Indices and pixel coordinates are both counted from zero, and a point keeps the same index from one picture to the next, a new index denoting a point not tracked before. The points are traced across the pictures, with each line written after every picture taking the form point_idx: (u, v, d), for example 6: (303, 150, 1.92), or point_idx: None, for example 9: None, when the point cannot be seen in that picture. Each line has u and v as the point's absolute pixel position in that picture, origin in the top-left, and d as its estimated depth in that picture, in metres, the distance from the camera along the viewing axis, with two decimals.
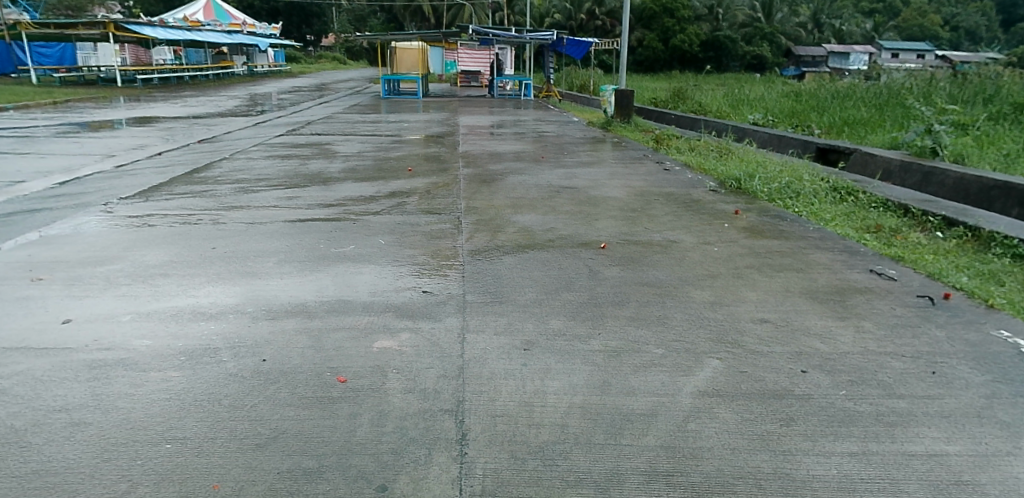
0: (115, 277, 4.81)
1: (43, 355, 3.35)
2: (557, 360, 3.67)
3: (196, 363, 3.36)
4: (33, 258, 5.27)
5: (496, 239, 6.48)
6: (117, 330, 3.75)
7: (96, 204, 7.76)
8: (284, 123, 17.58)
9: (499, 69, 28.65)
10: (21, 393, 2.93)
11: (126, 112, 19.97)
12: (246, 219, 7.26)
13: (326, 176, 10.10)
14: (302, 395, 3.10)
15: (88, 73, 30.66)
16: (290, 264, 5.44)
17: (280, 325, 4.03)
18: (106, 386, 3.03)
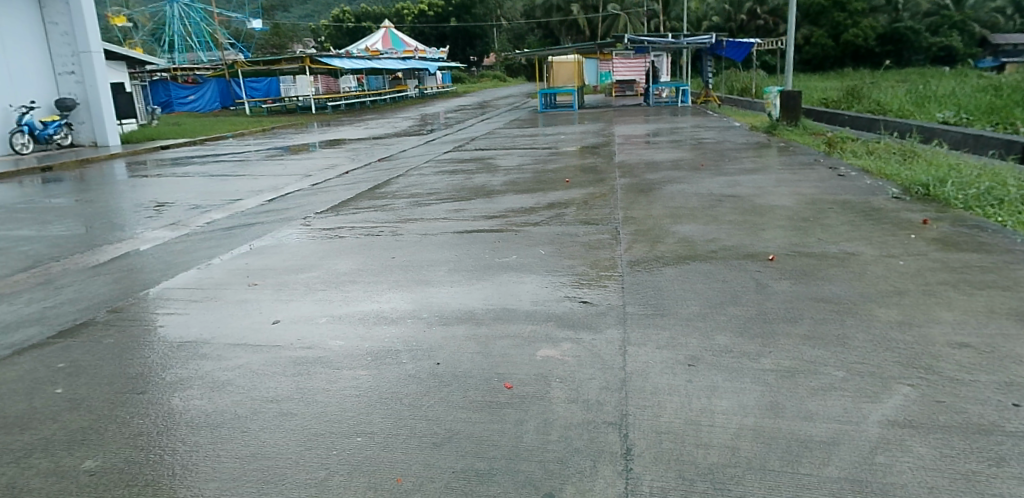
0: (313, 283, 5.38)
1: (258, 351, 3.82)
2: (725, 378, 3.53)
3: (382, 363, 3.66)
4: (249, 266, 6.05)
5: (656, 250, 6.37)
6: (315, 332, 4.17)
7: (296, 219, 8.72)
8: (451, 140, 18.61)
9: (655, 77, 28.24)
10: (241, 383, 3.35)
11: (317, 135, 22.23)
12: (420, 230, 7.77)
13: (490, 189, 10.53)
14: (473, 399, 3.26)
15: (288, 103, 34.48)
16: (459, 273, 5.75)
17: (451, 330, 4.26)
18: (308, 382, 3.39)
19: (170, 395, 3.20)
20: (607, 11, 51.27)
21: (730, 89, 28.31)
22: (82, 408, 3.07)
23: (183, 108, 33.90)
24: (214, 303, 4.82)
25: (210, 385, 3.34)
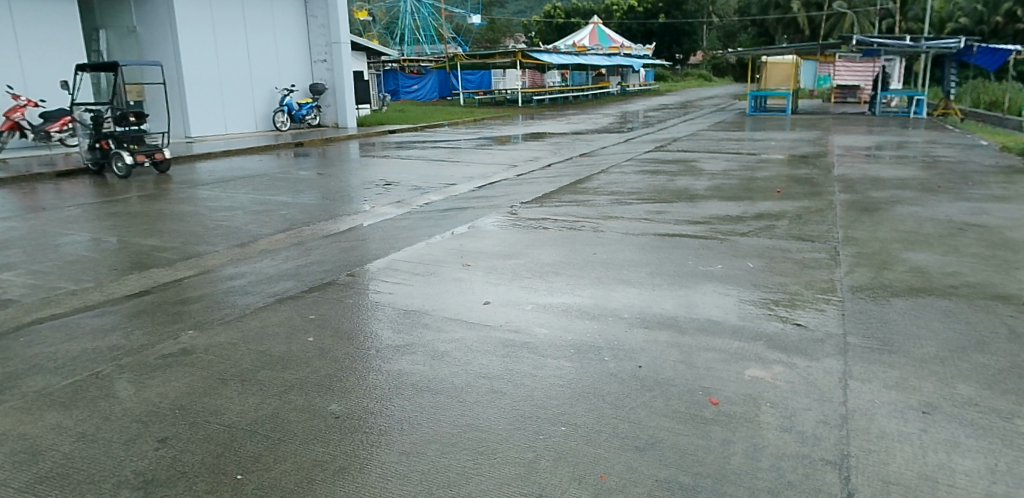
0: (520, 270, 5.61)
1: (472, 328, 4.07)
2: (968, 434, 3.07)
3: (585, 357, 3.71)
4: (462, 247, 6.47)
5: (881, 277, 5.73)
6: (521, 317, 4.35)
7: (503, 207, 9.15)
8: (653, 139, 18.31)
9: (885, 83, 25.41)
10: (457, 356, 3.59)
11: (524, 128, 23.06)
12: (621, 229, 7.74)
13: (693, 193, 10.19)
14: (676, 409, 3.18)
15: (497, 96, 36.12)
16: (661, 277, 5.63)
17: (654, 334, 4.19)
18: (516, 364, 3.54)
19: (398, 358, 3.53)
20: (832, 9, 46.87)
21: (977, 100, 24.61)
22: (329, 358, 3.50)
23: (407, 96, 37.49)
24: (433, 278, 5.21)
25: (430, 353, 3.62)
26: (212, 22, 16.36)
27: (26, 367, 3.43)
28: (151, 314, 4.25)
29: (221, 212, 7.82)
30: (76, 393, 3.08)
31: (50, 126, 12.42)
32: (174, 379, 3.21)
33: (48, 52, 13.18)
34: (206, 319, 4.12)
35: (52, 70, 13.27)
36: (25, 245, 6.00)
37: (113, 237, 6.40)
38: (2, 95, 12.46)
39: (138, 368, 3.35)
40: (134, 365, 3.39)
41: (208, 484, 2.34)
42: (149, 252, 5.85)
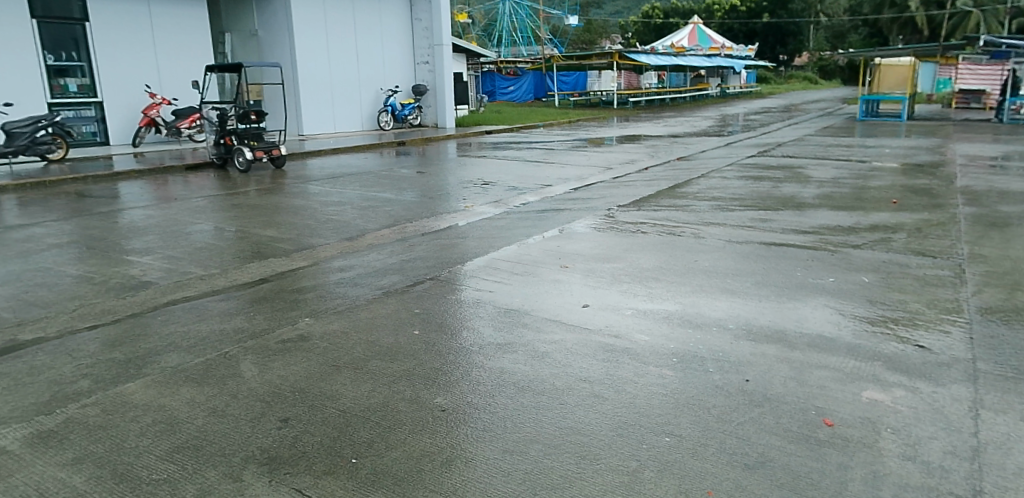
0: (619, 274, 5.54)
1: (572, 331, 4.06)
2: None
3: (688, 367, 3.62)
4: (560, 248, 6.47)
5: (1015, 299, 5.25)
6: (621, 322, 4.30)
7: (600, 209, 9.08)
8: (755, 144, 17.63)
9: (1017, 87, 23.33)
10: (558, 358, 3.59)
11: (620, 130, 22.78)
12: (723, 236, 7.49)
13: (799, 201, 9.72)
14: (787, 428, 3.03)
15: (593, 97, 35.84)
16: (768, 288, 5.40)
17: (761, 348, 4.02)
18: (617, 370, 3.50)
19: (500, 356, 3.58)
20: (955, 6, 43.14)
21: None
22: (434, 351, 3.61)
23: (503, 97, 37.85)
24: (531, 278, 5.24)
25: (531, 353, 3.65)
26: (325, 26, 17.18)
27: (165, 343, 3.75)
28: (270, 301, 4.53)
29: (331, 207, 8.20)
30: (208, 370, 3.34)
31: (180, 123, 13.62)
32: (293, 363, 3.42)
33: (181, 54, 14.27)
34: (320, 308, 4.35)
35: (184, 71, 14.36)
36: (160, 232, 6.53)
37: (236, 227, 6.85)
38: (140, 94, 13.74)
39: (261, 351, 3.58)
40: (257, 348, 3.63)
41: (325, 466, 2.48)
42: (267, 242, 6.22)
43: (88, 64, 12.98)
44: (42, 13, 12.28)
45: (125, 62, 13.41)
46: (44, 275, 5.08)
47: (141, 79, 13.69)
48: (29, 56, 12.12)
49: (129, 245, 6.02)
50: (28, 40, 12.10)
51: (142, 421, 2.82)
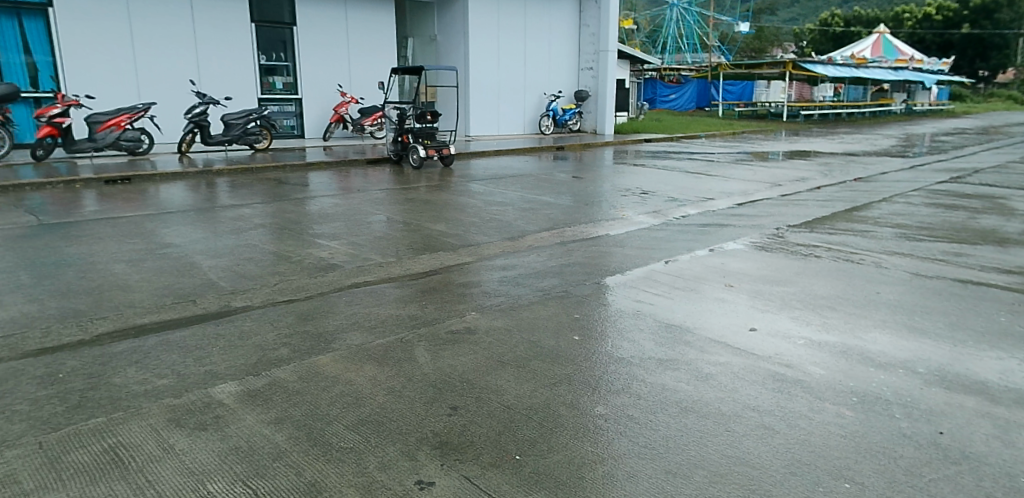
0: (790, 299, 5.22)
1: (738, 354, 3.89)
2: None
3: (869, 409, 3.32)
4: (725, 266, 6.22)
5: None
6: (793, 349, 4.05)
7: (768, 228, 8.61)
8: (949, 167, 15.81)
9: None
10: (723, 382, 3.46)
11: (790, 145, 21.43)
12: (910, 268, 6.80)
13: (1003, 236, 8.59)
14: (992, 493, 2.68)
15: (760, 109, 34.01)
16: (965, 331, 4.81)
17: (958, 398, 3.60)
18: (789, 402, 3.30)
19: (662, 372, 3.51)
20: None
21: None
22: (596, 358, 3.63)
23: (664, 105, 36.76)
24: (694, 294, 5.09)
25: (695, 373, 3.54)
26: (498, 31, 17.82)
27: (349, 322, 4.12)
28: (440, 292, 4.79)
29: (494, 207, 8.49)
30: (386, 352, 3.64)
31: (363, 120, 14.81)
32: (461, 354, 3.62)
33: (369, 56, 15.49)
34: (486, 303, 4.53)
35: (370, 72, 15.57)
36: (345, 220, 7.14)
37: (408, 220, 7.31)
38: (333, 93, 15.11)
39: (432, 339, 3.83)
40: (429, 336, 3.88)
41: (492, 459, 2.59)
42: (436, 236, 6.58)
43: (292, 64, 14.48)
44: (261, 18, 13.84)
45: (322, 63, 14.80)
46: (250, 251, 5.75)
47: (334, 79, 15.04)
48: (247, 57, 13.71)
49: (318, 230, 6.63)
50: (248, 42, 13.69)
51: (331, 393, 3.15)
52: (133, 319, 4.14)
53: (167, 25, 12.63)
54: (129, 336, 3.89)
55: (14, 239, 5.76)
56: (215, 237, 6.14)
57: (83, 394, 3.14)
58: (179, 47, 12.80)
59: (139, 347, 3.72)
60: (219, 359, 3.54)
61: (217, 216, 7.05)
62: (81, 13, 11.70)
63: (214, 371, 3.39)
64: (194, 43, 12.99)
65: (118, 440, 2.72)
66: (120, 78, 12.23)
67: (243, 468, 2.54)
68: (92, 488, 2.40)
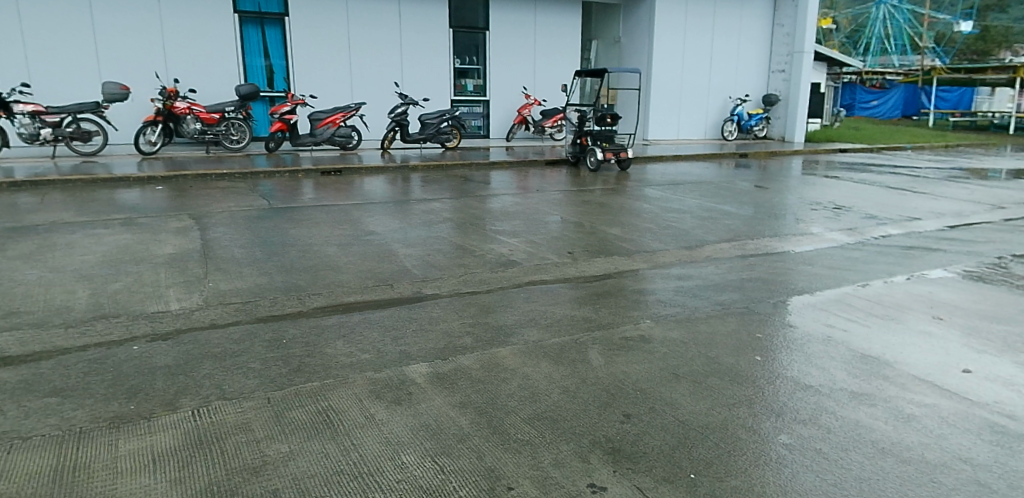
0: (1016, 340, 4.53)
1: (947, 397, 3.47)
2: None
3: None
4: (933, 296, 5.56)
5: None
6: (1018, 397, 3.52)
7: (989, 256, 7.55)
8: None
9: None
10: (929, 426, 3.11)
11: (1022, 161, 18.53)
12: None
13: None
14: None
15: (983, 119, 29.82)
16: None
17: None
18: (1012, 459, 2.88)
19: (855, 406, 3.25)
20: None
21: None
22: (780, 382, 3.44)
23: (863, 112, 33.62)
24: (894, 325, 4.62)
25: (894, 413, 3.22)
26: (685, 33, 17.38)
27: (527, 318, 4.30)
28: (614, 296, 4.81)
29: (671, 214, 8.31)
30: (562, 351, 3.75)
31: (545, 122, 15.21)
32: (636, 361, 3.61)
33: (554, 59, 15.92)
34: (661, 312, 4.48)
35: (554, 74, 15.99)
36: (524, 218, 7.40)
37: (585, 222, 7.40)
38: (518, 95, 15.69)
39: (607, 343, 3.87)
40: (604, 340, 3.92)
41: (666, 473, 2.58)
42: (612, 240, 6.60)
43: (482, 67, 15.24)
44: (458, 23, 14.71)
45: (509, 65, 15.42)
46: (438, 242, 6.17)
47: (520, 82, 15.62)
48: (443, 60, 14.64)
49: (499, 226, 6.95)
50: (446, 46, 14.61)
51: (510, 385, 3.33)
52: (341, 297, 4.65)
53: (376, 31, 13.80)
54: (337, 312, 4.38)
55: (249, 219, 6.69)
56: (409, 228, 6.67)
57: (302, 360, 3.62)
58: (385, 52, 13.98)
59: (346, 322, 4.19)
60: (411, 341, 3.90)
61: (410, 208, 7.64)
62: (308, 21, 13.18)
63: (407, 351, 3.74)
64: (398, 47, 14.10)
65: (329, 404, 3.12)
66: (335, 79, 13.62)
67: (432, 445, 2.78)
68: (308, 444, 2.78)
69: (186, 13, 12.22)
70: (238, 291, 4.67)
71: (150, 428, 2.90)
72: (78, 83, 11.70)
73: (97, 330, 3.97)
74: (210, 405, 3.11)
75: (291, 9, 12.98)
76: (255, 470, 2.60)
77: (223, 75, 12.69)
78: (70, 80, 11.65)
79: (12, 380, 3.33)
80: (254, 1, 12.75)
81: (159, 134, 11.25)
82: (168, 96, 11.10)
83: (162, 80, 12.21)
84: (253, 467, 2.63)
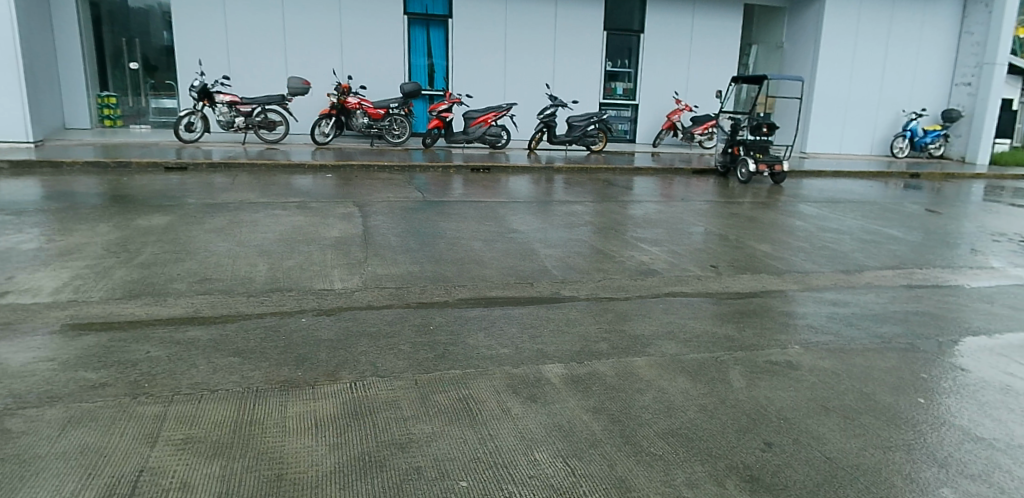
0: None
1: None
2: None
3: None
4: None
5: None
6: None
7: None
8: None
9: None
10: None
11: None
12: None
13: None
14: None
15: None
16: None
17: None
18: None
19: None
20: None
21: None
22: (946, 429, 3.13)
23: None
24: None
25: None
26: (856, 39, 16.14)
27: (665, 330, 4.23)
28: (760, 317, 4.61)
29: (827, 234, 7.77)
30: (701, 368, 3.66)
31: (694, 128, 14.73)
32: (781, 388, 3.45)
33: (709, 63, 15.43)
34: (810, 339, 4.23)
35: (708, 79, 15.50)
36: (667, 227, 7.27)
37: (731, 236, 7.13)
38: (668, 100, 15.39)
39: (749, 365, 3.73)
40: (746, 362, 3.78)
41: None
42: (760, 257, 6.31)
43: (634, 71, 15.12)
44: (613, 26, 14.68)
45: (662, 69, 15.16)
46: (579, 245, 6.23)
47: (672, 86, 15.30)
48: (596, 63, 14.68)
49: (641, 234, 6.88)
50: (599, 49, 14.63)
51: (645, 396, 3.31)
52: (484, 291, 4.84)
53: (532, 32, 14.10)
54: (480, 305, 4.57)
55: (404, 210, 7.12)
56: (551, 229, 6.78)
57: (446, 347, 3.82)
58: (539, 53, 14.26)
59: (488, 315, 4.36)
60: (549, 341, 3.98)
61: (553, 209, 7.75)
62: (468, 22, 13.73)
63: (544, 350, 3.83)
64: (552, 49, 14.33)
65: (469, 393, 3.28)
66: (489, 79, 14.10)
67: (565, 446, 2.84)
68: (449, 429, 2.94)
69: (361, 14, 13.19)
70: (392, 277, 5.00)
71: (313, 395, 3.20)
72: (267, 77, 12.98)
73: (273, 301, 4.43)
74: (365, 380, 3.38)
75: (455, 11, 13.59)
76: (401, 446, 2.80)
77: (389, 72, 13.55)
78: (261, 74, 12.94)
79: (204, 338, 3.80)
80: (422, 4, 13.47)
81: (331, 126, 12.24)
82: (340, 92, 12.07)
83: (337, 77, 13.26)
84: (399, 443, 2.82)
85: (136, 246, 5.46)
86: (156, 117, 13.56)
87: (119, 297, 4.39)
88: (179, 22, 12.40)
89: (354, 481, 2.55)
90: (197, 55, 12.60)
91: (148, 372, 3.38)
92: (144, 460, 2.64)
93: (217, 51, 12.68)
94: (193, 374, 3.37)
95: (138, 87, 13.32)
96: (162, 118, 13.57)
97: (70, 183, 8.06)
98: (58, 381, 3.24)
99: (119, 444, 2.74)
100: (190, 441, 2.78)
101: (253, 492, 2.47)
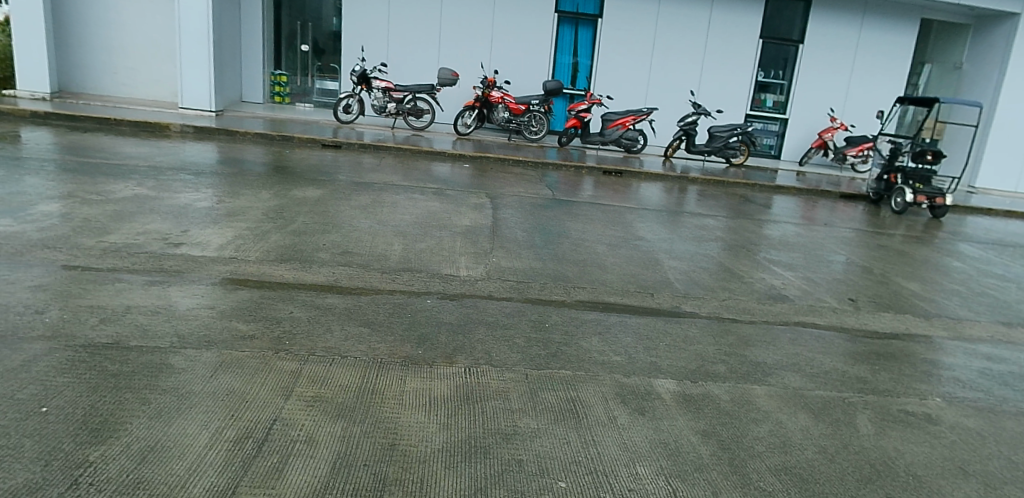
0: None
1: None
2: None
3: None
4: None
5: None
6: None
7: None
8: None
9: None
10: None
11: None
12: None
13: None
14: None
15: None
16: None
17: None
18: None
19: None
20: None
21: None
22: None
23: None
24: None
25: None
26: None
27: (789, 361, 4.03)
28: (899, 361, 4.26)
29: (991, 278, 7.01)
30: (825, 407, 3.46)
31: (848, 149, 13.69)
32: (914, 442, 3.19)
33: (871, 80, 14.37)
34: (955, 393, 3.85)
35: (869, 98, 14.47)
36: (805, 252, 6.89)
37: (876, 269, 6.63)
38: (822, 117, 14.51)
39: (880, 411, 3.47)
40: (878, 408, 3.52)
41: None
42: (905, 296, 5.81)
43: (787, 83, 14.36)
44: (770, 35, 13.99)
45: (817, 83, 14.29)
46: (707, 260, 6.05)
47: (826, 103, 14.40)
48: (746, 72, 14.11)
49: (774, 256, 6.56)
50: (752, 58, 14.03)
51: (760, 428, 3.17)
52: (603, 295, 4.84)
53: (681, 36, 13.77)
54: (598, 309, 4.58)
55: (532, 206, 7.26)
56: (678, 240, 6.64)
57: (561, 346, 3.88)
58: (688, 59, 13.91)
59: (603, 320, 4.36)
60: (663, 355, 3.92)
61: (682, 221, 7.56)
62: (618, 23, 13.63)
63: (658, 364, 3.78)
64: (701, 54, 13.91)
65: (577, 395, 3.32)
66: (633, 81, 13.95)
67: (668, 465, 2.80)
68: (553, 427, 3.00)
69: (513, 10, 13.48)
70: (514, 271, 5.13)
71: (430, 374, 3.37)
72: (420, 67, 13.62)
73: (403, 280, 4.69)
74: (479, 367, 3.51)
75: (606, 11, 13.53)
76: (506, 437, 2.88)
77: (534, 68, 13.79)
78: (414, 63, 13.59)
79: (340, 306, 4.11)
80: (573, 2, 13.52)
81: (473, 118, 12.67)
82: (487, 85, 12.51)
83: (484, 70, 13.68)
84: (505, 434, 2.91)
85: (290, 214, 5.97)
86: (320, 97, 14.63)
87: (272, 259, 4.83)
88: (348, 8, 13.30)
89: (459, 462, 2.67)
90: (360, 41, 13.48)
91: (289, 330, 3.71)
92: (278, 410, 2.92)
93: (378, 38, 13.47)
94: (327, 338, 3.67)
95: (306, 68, 14.39)
96: (324, 99, 14.61)
97: (240, 151, 8.94)
98: (215, 328, 3.65)
99: (259, 393, 3.04)
100: (318, 400, 3.03)
101: (368, 457, 2.66)
